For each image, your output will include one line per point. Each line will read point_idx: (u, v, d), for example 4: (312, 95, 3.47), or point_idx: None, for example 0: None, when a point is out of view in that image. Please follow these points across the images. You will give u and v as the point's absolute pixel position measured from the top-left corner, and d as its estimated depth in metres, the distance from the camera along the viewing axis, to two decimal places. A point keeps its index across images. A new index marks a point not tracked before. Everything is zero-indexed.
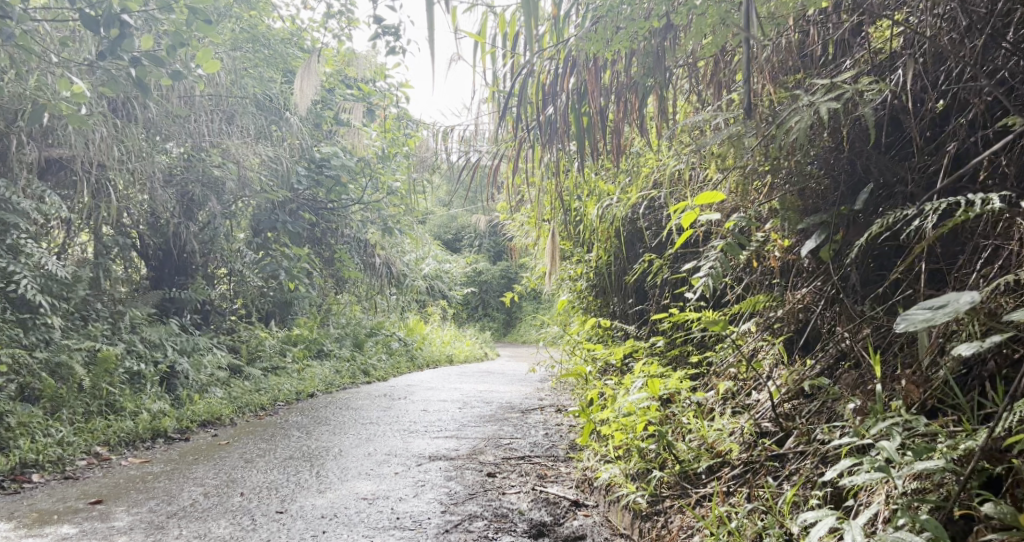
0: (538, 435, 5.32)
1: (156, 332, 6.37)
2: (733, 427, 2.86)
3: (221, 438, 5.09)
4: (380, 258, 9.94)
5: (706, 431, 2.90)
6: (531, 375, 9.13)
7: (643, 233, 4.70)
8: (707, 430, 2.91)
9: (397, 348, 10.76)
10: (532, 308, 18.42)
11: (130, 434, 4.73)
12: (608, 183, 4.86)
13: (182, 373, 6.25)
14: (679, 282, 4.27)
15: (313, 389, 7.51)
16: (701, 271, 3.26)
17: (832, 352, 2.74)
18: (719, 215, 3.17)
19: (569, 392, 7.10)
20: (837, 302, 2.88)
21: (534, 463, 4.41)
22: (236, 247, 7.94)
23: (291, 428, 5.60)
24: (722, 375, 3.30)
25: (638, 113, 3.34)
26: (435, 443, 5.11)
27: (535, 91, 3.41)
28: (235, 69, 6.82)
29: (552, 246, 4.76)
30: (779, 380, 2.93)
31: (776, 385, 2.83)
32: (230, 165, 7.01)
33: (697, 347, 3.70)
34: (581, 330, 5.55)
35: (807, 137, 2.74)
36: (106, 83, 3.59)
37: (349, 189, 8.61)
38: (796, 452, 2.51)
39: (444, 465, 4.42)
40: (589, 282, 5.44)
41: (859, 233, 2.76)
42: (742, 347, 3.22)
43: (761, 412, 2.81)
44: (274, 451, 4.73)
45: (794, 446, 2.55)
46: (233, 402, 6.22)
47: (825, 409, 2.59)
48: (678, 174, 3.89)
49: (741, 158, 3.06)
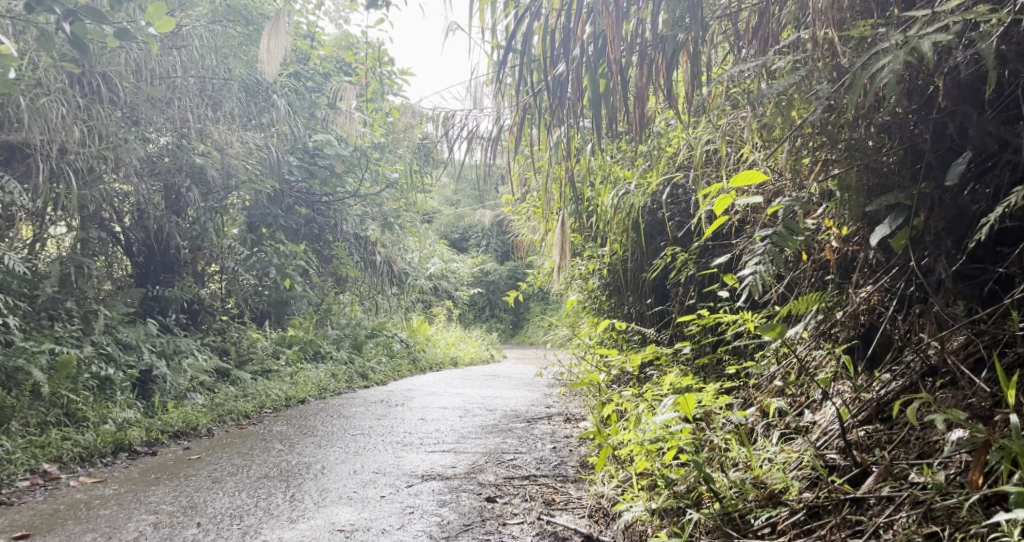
0: (545, 450, 4.77)
1: (132, 333, 5.86)
2: (786, 459, 2.37)
3: (193, 451, 4.58)
4: (380, 257, 9.42)
5: (753, 464, 2.41)
6: (538, 380, 8.63)
7: (665, 225, 4.19)
8: (754, 461, 2.42)
9: (397, 350, 10.27)
10: (540, 309, 17.87)
11: (87, 448, 4.22)
12: (625, 169, 4.35)
13: (160, 378, 5.75)
14: (707, 279, 3.75)
15: (305, 395, 7.00)
16: (746, 270, 2.71)
17: (917, 368, 2.30)
18: (761, 197, 2.71)
19: (578, 400, 6.58)
20: (917, 301, 2.46)
21: (541, 485, 3.90)
22: (226, 243, 7.43)
23: (273, 440, 5.09)
24: (765, 391, 2.81)
25: (665, 77, 2.88)
26: (431, 458, 4.59)
27: (544, 46, 2.93)
28: (221, 45, 6.20)
29: (563, 237, 4.13)
30: (841, 398, 2.47)
31: (839, 405, 2.37)
32: (213, 153, 6.37)
33: (732, 357, 3.20)
34: (593, 333, 5.06)
35: (891, 87, 2.28)
36: (38, 40, 3.16)
37: (345, 181, 8.12)
38: (884, 498, 2.06)
39: (439, 487, 3.91)
40: (601, 280, 4.91)
41: (944, 216, 2.36)
42: (790, 359, 2.74)
43: (824, 442, 2.34)
44: (248, 468, 4.21)
45: (876, 487, 2.09)
46: (214, 410, 5.71)
47: (914, 440, 2.16)
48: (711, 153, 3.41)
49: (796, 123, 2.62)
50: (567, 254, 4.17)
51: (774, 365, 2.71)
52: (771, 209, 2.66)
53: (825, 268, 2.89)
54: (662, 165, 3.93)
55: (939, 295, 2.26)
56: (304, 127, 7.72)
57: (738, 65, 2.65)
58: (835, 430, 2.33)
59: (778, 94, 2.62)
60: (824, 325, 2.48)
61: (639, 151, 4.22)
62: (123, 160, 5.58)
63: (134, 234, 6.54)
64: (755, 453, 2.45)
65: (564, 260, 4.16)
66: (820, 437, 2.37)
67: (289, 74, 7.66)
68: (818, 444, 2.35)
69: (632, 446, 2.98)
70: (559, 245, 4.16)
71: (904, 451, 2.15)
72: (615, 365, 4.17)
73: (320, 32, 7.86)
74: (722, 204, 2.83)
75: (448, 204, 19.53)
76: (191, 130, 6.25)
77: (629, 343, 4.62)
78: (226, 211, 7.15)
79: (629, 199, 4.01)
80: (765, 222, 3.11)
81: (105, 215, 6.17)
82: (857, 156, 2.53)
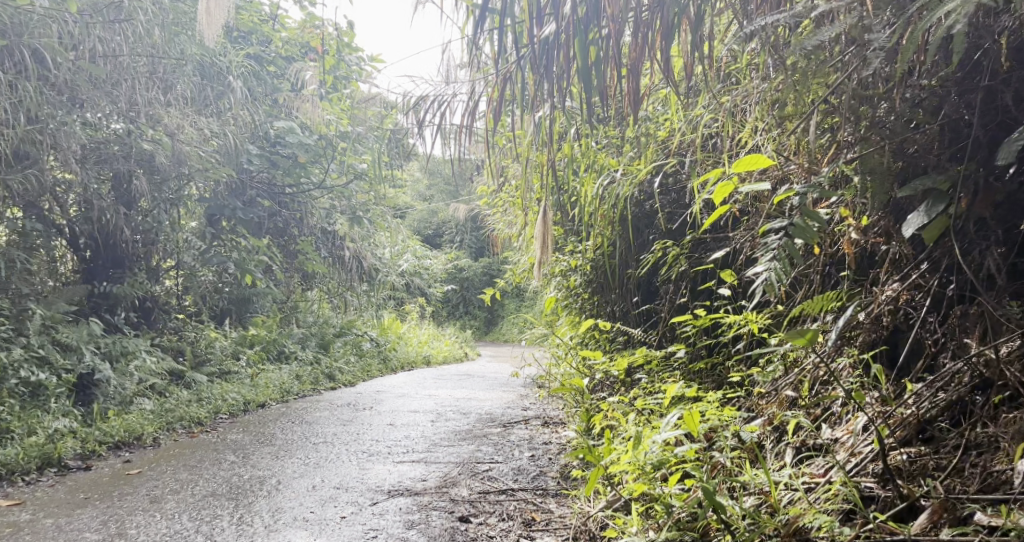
0: (523, 459, 4.40)
1: (73, 334, 5.42)
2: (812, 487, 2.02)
3: (132, 466, 4.16)
4: (349, 252, 9.00)
5: (771, 490, 2.05)
6: (514, 380, 8.27)
7: (654, 217, 3.85)
8: (772, 486, 2.06)
9: (368, 349, 9.85)
10: (515, 306, 17.51)
11: (7, 465, 3.81)
12: (610, 157, 3.97)
13: (103, 382, 5.33)
14: (704, 275, 3.39)
15: (265, 399, 6.58)
16: (756, 267, 2.28)
17: (965, 381, 1.99)
18: (769, 180, 2.37)
19: (557, 404, 6.21)
20: (956, 300, 2.13)
21: (519, 502, 3.54)
22: (183, 237, 6.99)
23: (225, 451, 4.65)
24: (773, 401, 2.45)
25: (662, 49, 2.56)
26: (399, 470, 4.20)
27: (525, 7, 2.59)
28: (169, 22, 5.77)
29: (542, 226, 3.64)
30: (871, 414, 2.12)
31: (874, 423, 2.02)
32: (165, 139, 5.88)
33: (735, 363, 2.83)
34: (574, 332, 4.71)
35: (937, 47, 1.96)
36: None
37: (310, 171, 7.69)
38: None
39: (406, 504, 3.53)
40: (583, 277, 4.55)
41: (990, 201, 2.03)
42: (803, 365, 2.38)
43: (856, 467, 2.00)
44: (193, 485, 3.79)
45: (936, 530, 1.78)
46: (161, 417, 5.28)
47: (974, 469, 1.86)
48: (710, 136, 3.07)
49: (817, 95, 2.29)
50: (550, 247, 3.68)
51: (785, 374, 2.35)
52: (783, 193, 2.32)
53: (839, 262, 2.53)
54: (651, 151, 3.59)
55: (993, 295, 1.93)
56: (265, 113, 7.26)
57: (748, 27, 2.31)
58: (868, 454, 1.99)
59: (798, 61, 2.29)
60: (855, 330, 2.10)
61: (626, 137, 3.86)
62: (61, 145, 5.21)
63: (80, 228, 6.09)
64: (772, 477, 2.09)
65: (547, 253, 3.66)
66: (849, 461, 2.03)
67: (249, 57, 7.19)
68: (848, 468, 2.01)
69: (623, 464, 2.60)
70: (541, 235, 3.66)
71: (960, 482, 1.86)
72: (600, 369, 3.81)
73: (282, 14, 7.44)
74: (721, 190, 2.58)
75: (421, 199, 19.11)
76: (140, 114, 5.79)
77: (614, 344, 4.27)
78: (184, 204, 6.71)
79: (615, 189, 3.65)
80: (772, 213, 2.77)
81: (47, 207, 5.73)
82: (888, 133, 2.20)
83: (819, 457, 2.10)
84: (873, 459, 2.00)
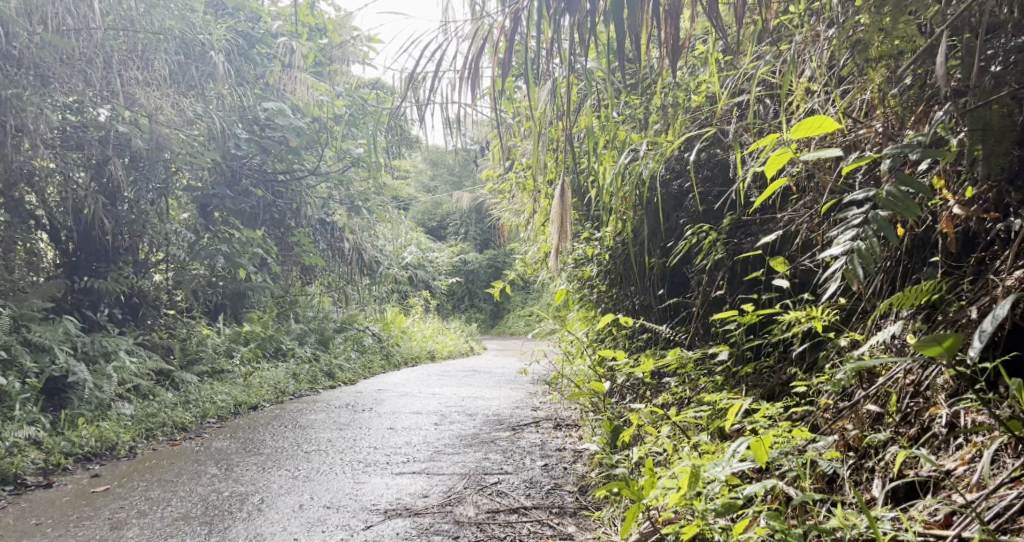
0: (535, 469, 3.95)
1: (47, 333, 4.99)
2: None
3: (100, 482, 3.73)
4: (349, 243, 8.52)
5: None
6: (521, 377, 7.80)
7: (684, 198, 3.43)
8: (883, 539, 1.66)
9: (370, 345, 9.41)
10: (522, 299, 17.06)
11: None
12: (632, 132, 3.53)
13: (79, 384, 4.91)
14: (750, 263, 2.93)
15: (258, 400, 6.15)
16: (835, 249, 1.86)
17: None
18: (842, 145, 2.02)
19: (570, 405, 5.75)
20: None
21: (534, 523, 3.11)
22: (171, 229, 6.54)
23: (207, 462, 4.20)
24: (848, 418, 2.06)
25: None
26: (397, 484, 3.76)
27: None
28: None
29: (559, 211, 3.05)
30: (1002, 444, 1.73)
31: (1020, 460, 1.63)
32: (142, 119, 5.45)
33: (794, 369, 2.40)
34: (591, 327, 4.28)
35: None
36: None
37: (303, 158, 7.22)
38: None
39: (405, 526, 3.11)
40: (599, 267, 4.11)
41: None
42: (890, 377, 1.98)
43: (999, 519, 1.61)
44: (166, 506, 3.37)
45: None
46: (140, 423, 4.86)
47: None
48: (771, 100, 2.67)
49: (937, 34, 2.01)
50: (570, 230, 3.09)
51: (868, 388, 1.95)
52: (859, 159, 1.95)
53: (927, 245, 2.11)
54: (679, 123, 3.15)
55: None
56: (255, 94, 6.79)
57: None
58: (1016, 503, 1.61)
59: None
60: (979, 332, 1.70)
61: (652, 108, 3.43)
62: (27, 127, 4.85)
63: (58, 220, 5.66)
64: (880, 527, 1.70)
65: (567, 237, 3.07)
66: (986, 508, 1.65)
67: (237, 34, 6.73)
68: (986, 519, 1.62)
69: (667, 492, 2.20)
70: (558, 217, 3.07)
71: None
72: (622, 370, 3.38)
73: None
74: (776, 159, 2.22)
75: (424, 191, 18.59)
76: (118, 94, 5.35)
77: (635, 343, 3.81)
78: (173, 193, 6.27)
79: (640, 165, 3.21)
80: (837, 188, 2.35)
81: (20, 196, 5.31)
82: (1014, 77, 1.87)
83: (938, 500, 1.72)
84: (1021, 508, 1.62)
